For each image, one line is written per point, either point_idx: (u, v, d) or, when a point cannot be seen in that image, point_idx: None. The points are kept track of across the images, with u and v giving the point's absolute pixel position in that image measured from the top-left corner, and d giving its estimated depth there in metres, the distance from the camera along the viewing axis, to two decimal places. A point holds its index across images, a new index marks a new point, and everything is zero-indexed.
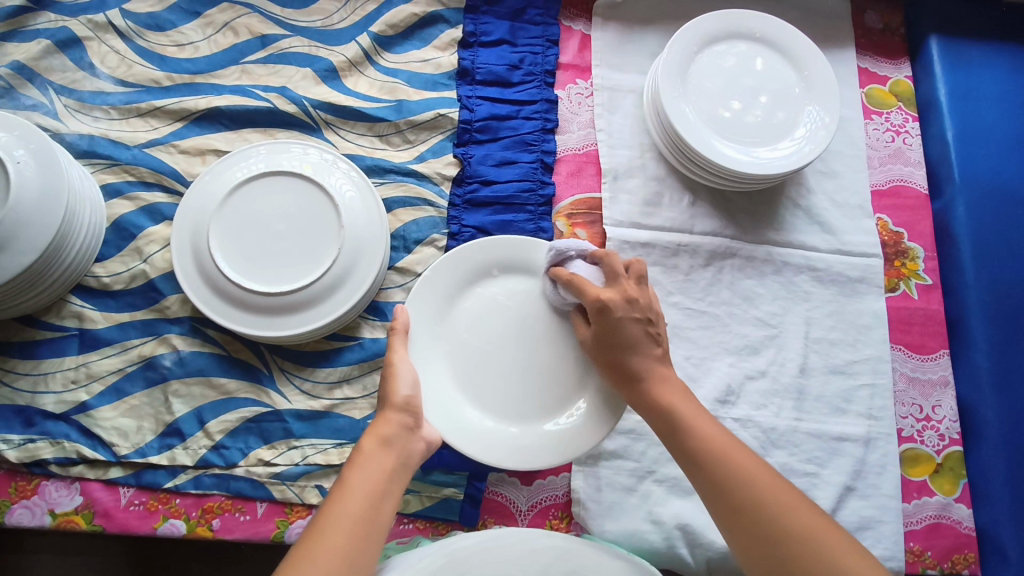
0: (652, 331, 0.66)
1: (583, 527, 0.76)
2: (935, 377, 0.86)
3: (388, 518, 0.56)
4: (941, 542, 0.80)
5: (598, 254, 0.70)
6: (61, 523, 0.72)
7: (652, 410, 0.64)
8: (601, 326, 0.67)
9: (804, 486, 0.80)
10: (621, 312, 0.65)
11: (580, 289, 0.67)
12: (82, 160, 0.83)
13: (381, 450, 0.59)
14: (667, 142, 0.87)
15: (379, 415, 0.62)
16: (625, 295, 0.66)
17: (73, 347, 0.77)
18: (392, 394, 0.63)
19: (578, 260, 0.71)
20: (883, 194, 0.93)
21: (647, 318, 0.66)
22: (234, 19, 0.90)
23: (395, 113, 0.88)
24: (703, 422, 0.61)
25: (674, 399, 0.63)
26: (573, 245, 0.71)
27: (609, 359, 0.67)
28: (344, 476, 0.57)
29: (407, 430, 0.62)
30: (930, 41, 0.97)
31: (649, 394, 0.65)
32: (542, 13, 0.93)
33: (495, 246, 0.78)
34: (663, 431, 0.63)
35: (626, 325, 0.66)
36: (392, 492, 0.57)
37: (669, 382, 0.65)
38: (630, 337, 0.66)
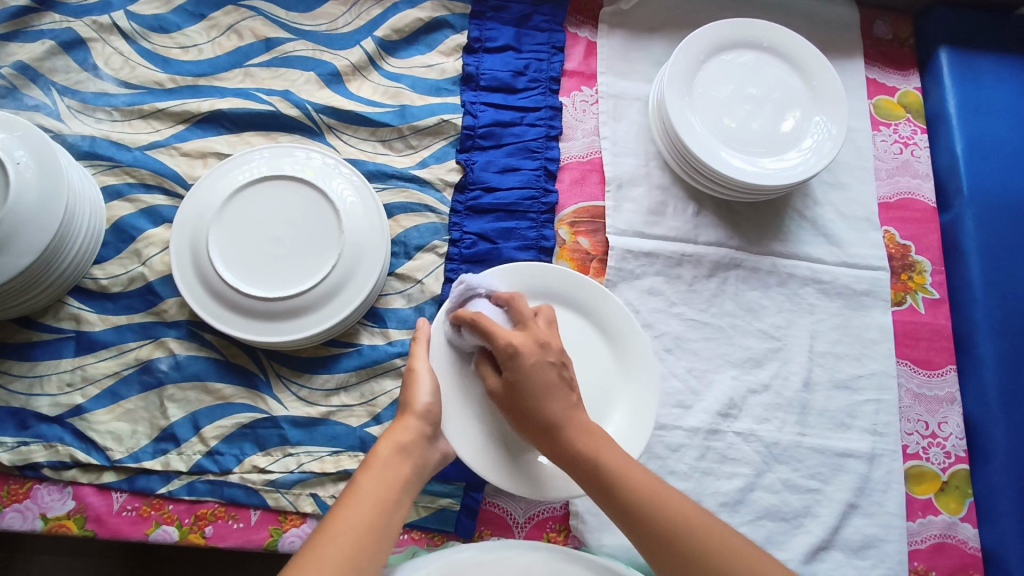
0: (566, 374, 0.60)
1: (581, 540, 0.75)
2: (942, 393, 0.85)
3: (398, 527, 0.55)
4: (946, 562, 0.79)
5: (502, 296, 0.65)
6: (54, 528, 0.71)
7: (577, 464, 0.58)
8: (513, 375, 0.59)
9: (807, 502, 0.79)
10: (532, 357, 0.59)
11: (489, 332, 0.60)
12: (84, 161, 0.83)
13: (396, 456, 0.58)
14: (673, 151, 0.86)
15: (398, 420, 0.61)
16: (538, 339, 0.61)
17: (69, 349, 0.77)
18: (414, 400, 0.62)
19: (483, 298, 0.66)
20: (890, 206, 0.91)
21: (560, 362, 0.61)
22: (238, 22, 0.90)
23: (399, 118, 0.88)
24: (631, 468, 0.56)
25: (601, 448, 0.58)
26: (483, 283, 0.67)
27: (522, 411, 0.60)
28: (357, 481, 0.56)
29: (425, 438, 0.61)
30: (941, 52, 0.96)
31: (570, 446, 0.58)
32: (548, 20, 0.93)
33: (530, 269, 0.74)
34: (590, 486, 0.57)
35: (540, 369, 0.59)
36: (405, 501, 0.57)
37: (591, 432, 0.59)
38: (544, 382, 0.59)
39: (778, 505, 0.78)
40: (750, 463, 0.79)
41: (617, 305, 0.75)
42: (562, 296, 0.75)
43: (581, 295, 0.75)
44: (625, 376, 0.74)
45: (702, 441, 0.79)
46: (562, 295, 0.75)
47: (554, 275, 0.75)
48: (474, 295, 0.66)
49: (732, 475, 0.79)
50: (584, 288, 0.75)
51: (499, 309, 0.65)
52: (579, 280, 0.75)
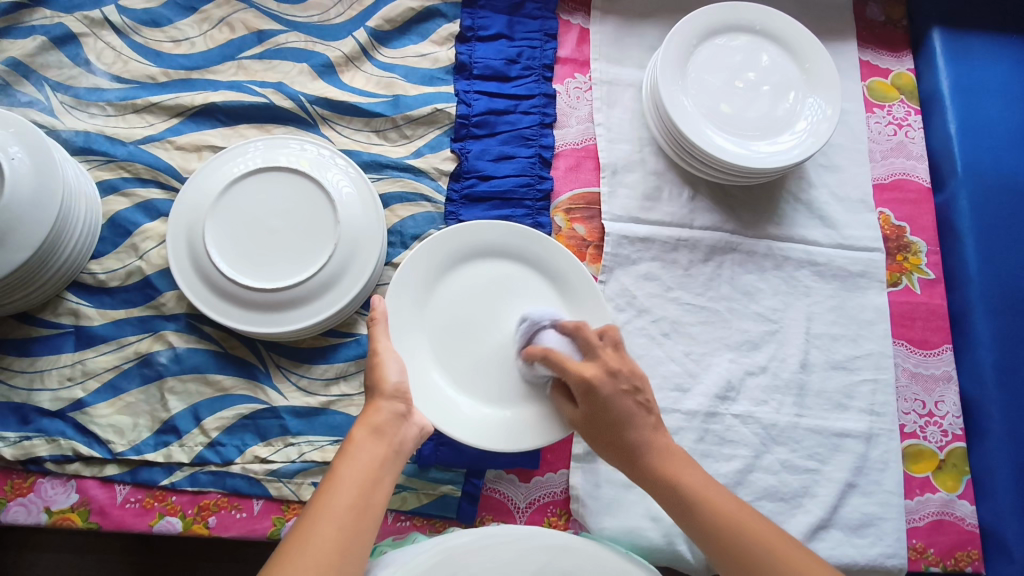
0: (641, 400, 0.64)
1: (582, 524, 0.76)
2: (938, 372, 0.85)
3: (382, 506, 0.55)
4: (944, 539, 0.80)
5: (569, 327, 0.69)
6: (57, 521, 0.72)
7: (662, 489, 0.62)
8: (588, 405, 0.65)
9: (805, 482, 0.79)
10: (606, 388, 0.64)
11: (561, 367, 0.66)
12: (79, 157, 0.83)
13: (371, 438, 0.58)
14: (666, 136, 0.86)
15: (370, 403, 0.62)
16: (608, 367, 0.65)
17: (69, 344, 0.77)
18: (382, 381, 0.63)
19: (550, 330, 0.71)
20: (885, 187, 0.92)
21: (634, 388, 0.64)
22: (230, 14, 0.90)
23: (393, 108, 0.88)
24: (709, 489, 0.60)
25: (679, 470, 0.62)
26: (545, 316, 0.72)
27: (605, 439, 0.65)
28: (335, 467, 0.56)
29: (400, 417, 0.61)
30: (933, 33, 0.96)
31: (654, 471, 0.62)
32: (541, 6, 0.92)
33: (494, 229, 0.78)
34: (678, 514, 0.61)
35: (616, 399, 0.64)
36: (386, 480, 0.57)
37: (670, 454, 0.63)
38: (620, 411, 0.63)
39: (777, 486, 0.79)
40: (749, 445, 0.80)
41: (568, 257, 0.77)
42: (513, 251, 0.79)
43: (530, 249, 0.78)
44: (578, 322, 0.77)
45: (700, 424, 0.80)
46: (517, 252, 0.79)
47: (502, 232, 0.78)
48: (540, 328, 0.71)
49: (730, 457, 0.79)
50: (534, 242, 0.78)
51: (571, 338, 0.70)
52: (528, 233, 0.78)
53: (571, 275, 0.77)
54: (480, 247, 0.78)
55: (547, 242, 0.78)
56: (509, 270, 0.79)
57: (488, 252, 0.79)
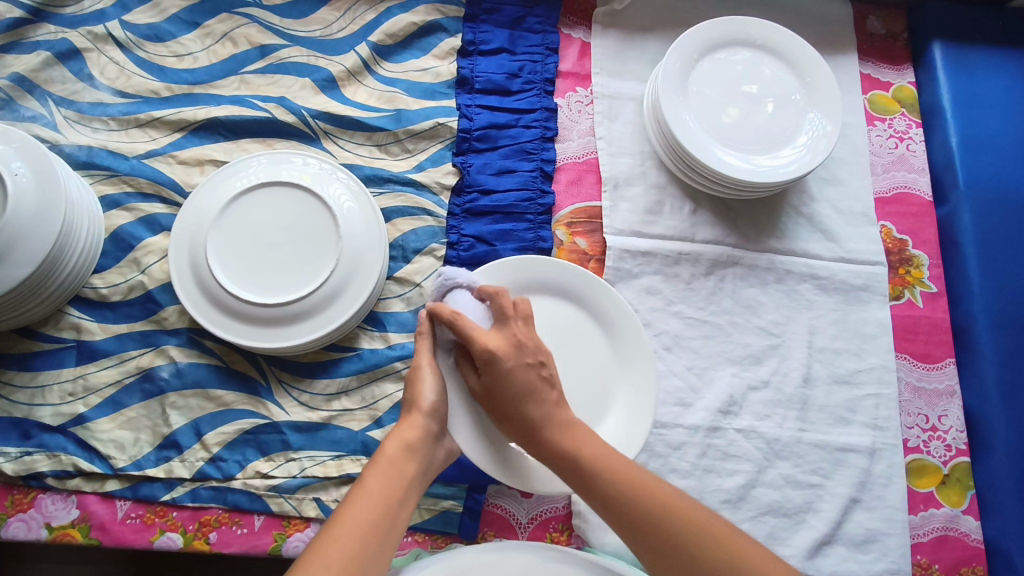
0: (545, 373, 0.61)
1: (584, 540, 0.75)
2: (941, 386, 0.85)
3: (404, 525, 0.56)
4: (949, 555, 0.79)
5: (488, 291, 0.65)
6: (58, 537, 0.72)
7: (557, 459, 0.59)
8: (490, 377, 0.61)
9: (809, 498, 0.79)
10: (511, 360, 0.60)
11: (462, 332, 0.61)
12: (81, 171, 0.83)
13: (402, 455, 0.58)
14: (667, 149, 0.86)
15: (404, 418, 0.61)
16: (514, 339, 0.61)
17: (71, 359, 0.77)
18: (420, 399, 0.62)
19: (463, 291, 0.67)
20: (886, 201, 0.92)
21: (538, 362, 0.61)
22: (232, 29, 0.90)
23: (394, 122, 0.88)
24: (611, 459, 0.58)
25: (580, 442, 0.59)
26: (463, 276, 0.67)
27: (502, 411, 0.61)
28: (364, 479, 0.56)
29: (431, 437, 0.62)
30: (934, 46, 0.96)
31: (554, 445, 0.59)
32: (541, 21, 0.93)
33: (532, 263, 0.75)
34: (574, 482, 0.58)
35: (518, 372, 0.60)
36: (409, 501, 0.57)
37: (572, 426, 0.61)
38: (523, 384, 0.60)
39: (780, 501, 0.78)
40: (752, 460, 0.79)
41: (614, 298, 0.76)
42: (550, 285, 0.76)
43: (580, 287, 0.76)
44: (624, 366, 0.75)
45: (702, 439, 0.80)
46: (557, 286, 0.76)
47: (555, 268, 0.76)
48: (454, 287, 0.67)
49: (733, 472, 0.79)
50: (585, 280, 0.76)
51: (482, 303, 0.66)
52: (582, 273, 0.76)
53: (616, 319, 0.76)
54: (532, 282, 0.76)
55: (597, 283, 0.76)
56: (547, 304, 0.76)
57: (538, 287, 0.76)
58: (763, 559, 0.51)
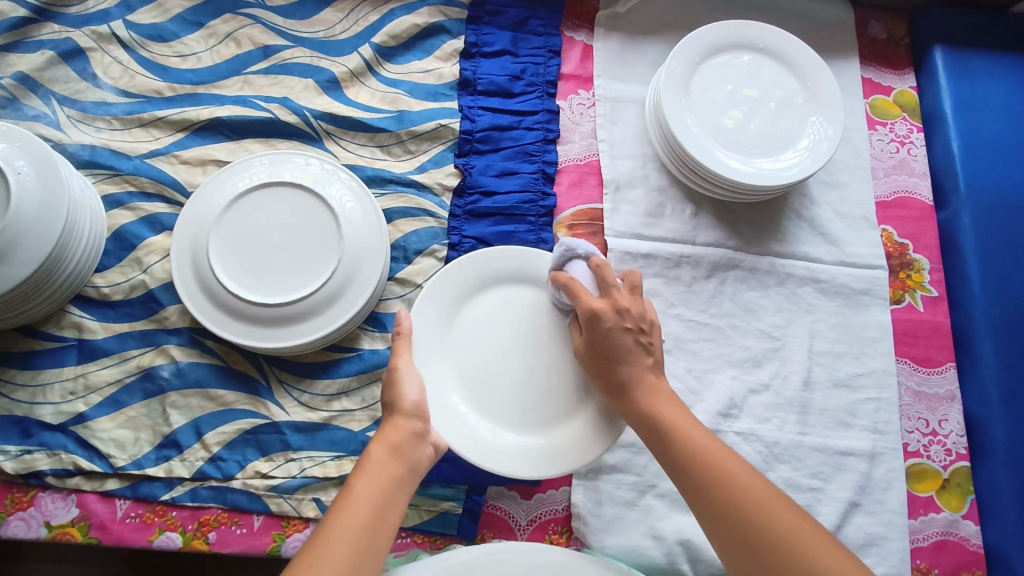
0: (643, 340, 0.66)
1: (583, 542, 0.75)
2: (941, 391, 0.85)
3: (396, 522, 0.55)
4: (949, 560, 0.79)
5: (595, 262, 0.69)
6: (57, 536, 0.72)
7: (642, 420, 0.63)
8: (590, 334, 0.67)
9: (808, 501, 0.79)
10: (610, 322, 0.66)
11: (574, 296, 0.68)
12: (84, 170, 0.83)
13: (388, 454, 0.58)
14: (669, 151, 0.87)
15: (389, 421, 0.62)
16: (615, 305, 0.66)
17: (72, 358, 0.77)
18: (401, 399, 0.63)
19: (580, 261, 0.71)
20: (887, 205, 0.92)
21: (637, 328, 0.66)
22: (236, 30, 0.91)
23: (396, 124, 0.88)
24: (692, 429, 0.61)
25: (663, 409, 0.63)
26: (582, 246, 0.71)
27: (601, 367, 0.67)
28: (352, 484, 0.56)
29: (418, 436, 0.61)
30: (936, 51, 0.96)
31: (639, 406, 0.64)
32: (544, 24, 0.93)
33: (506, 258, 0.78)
34: (654, 445, 0.62)
35: (616, 333, 0.65)
36: (401, 498, 0.57)
37: (660, 395, 0.64)
38: (621, 345, 0.65)
39: None
40: (752, 463, 0.79)
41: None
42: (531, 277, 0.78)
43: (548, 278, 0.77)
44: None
45: None
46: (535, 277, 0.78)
47: (522, 260, 0.78)
48: (574, 257, 0.70)
49: None
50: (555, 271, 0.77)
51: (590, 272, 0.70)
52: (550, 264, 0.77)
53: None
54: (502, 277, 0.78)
55: None
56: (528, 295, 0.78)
57: (507, 281, 0.78)
58: (819, 543, 0.52)
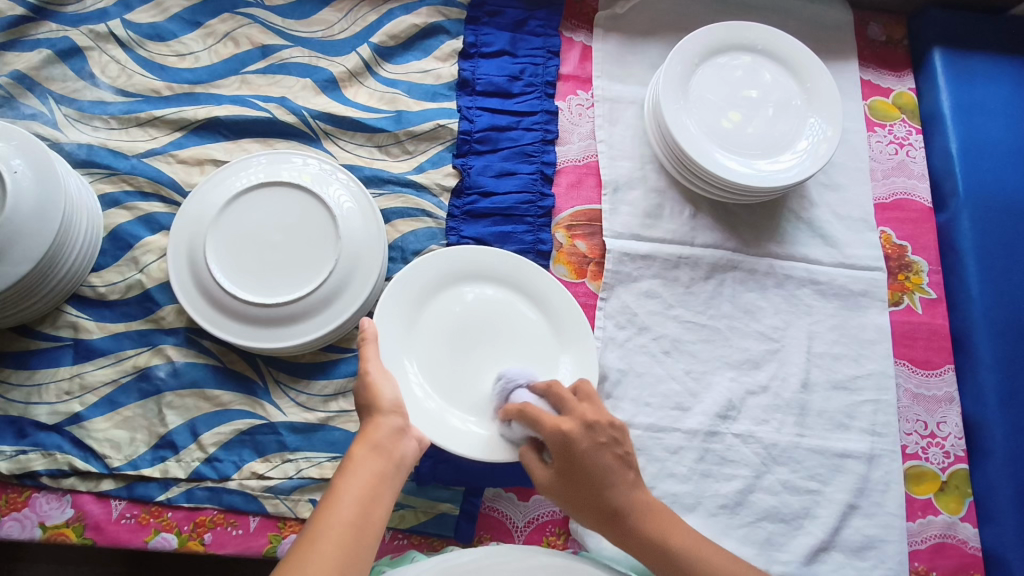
0: (620, 453, 0.61)
1: (581, 544, 0.75)
2: (940, 393, 0.85)
3: (382, 521, 0.55)
4: (947, 563, 0.79)
5: (544, 386, 0.65)
6: (52, 537, 0.71)
7: (646, 546, 0.60)
8: (564, 462, 0.60)
9: (807, 503, 0.79)
10: (584, 442, 0.60)
11: (536, 421, 0.62)
12: (81, 169, 0.83)
13: (372, 452, 0.57)
14: (667, 152, 0.86)
15: (370, 419, 0.60)
16: (584, 420, 0.61)
17: (68, 357, 0.77)
18: (378, 398, 0.61)
19: (524, 390, 0.68)
20: (886, 207, 0.92)
21: (612, 440, 0.61)
22: (234, 29, 0.90)
23: (395, 124, 0.88)
24: (677, 531, 0.61)
25: (664, 529, 0.61)
26: (522, 375, 0.70)
27: (580, 497, 0.61)
28: (336, 483, 0.55)
29: (400, 431, 0.60)
30: (934, 53, 0.97)
31: (641, 531, 0.60)
32: (543, 24, 0.93)
33: (479, 253, 0.79)
34: (663, 569, 0.60)
35: (592, 453, 0.60)
36: (386, 494, 0.56)
37: (649, 511, 0.61)
38: (599, 467, 0.60)
39: (778, 507, 0.78)
40: (750, 464, 0.79)
41: (552, 282, 0.78)
42: (498, 275, 0.79)
43: (513, 272, 0.79)
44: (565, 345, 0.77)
45: (701, 443, 0.79)
46: (503, 276, 0.79)
47: (487, 255, 0.79)
48: (516, 387, 0.69)
49: (732, 478, 0.78)
50: (520, 265, 0.79)
51: (540, 398, 0.66)
52: (513, 259, 0.79)
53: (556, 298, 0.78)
54: (467, 272, 0.79)
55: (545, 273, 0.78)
56: (494, 293, 0.79)
57: (471, 277, 0.79)
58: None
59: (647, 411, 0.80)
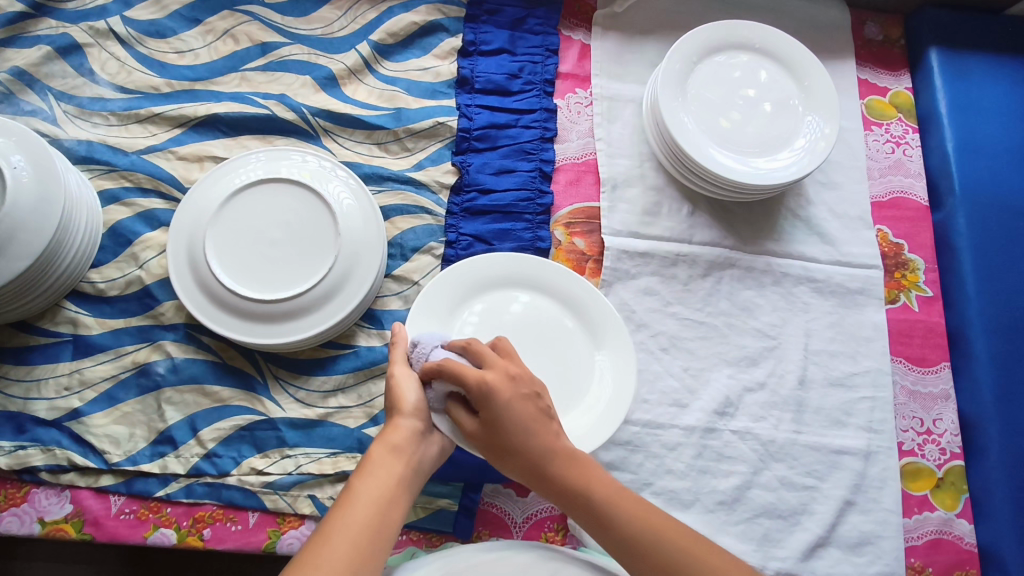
0: (543, 405, 0.58)
1: (579, 540, 0.75)
2: (936, 390, 0.85)
3: (398, 524, 0.54)
4: (943, 558, 0.79)
5: (458, 344, 0.60)
6: (51, 532, 0.71)
7: (575, 501, 0.57)
8: (488, 414, 0.56)
9: (803, 500, 0.79)
10: (507, 392, 0.56)
11: (458, 374, 0.56)
12: (81, 166, 0.83)
13: (389, 455, 0.56)
14: (666, 151, 0.87)
15: (389, 420, 0.59)
16: (506, 372, 0.57)
17: (67, 353, 0.77)
18: (401, 400, 0.59)
19: (439, 349, 0.62)
20: (883, 205, 0.92)
21: (534, 393, 0.58)
22: (234, 26, 0.91)
23: (394, 121, 0.88)
24: (620, 496, 0.57)
25: (590, 480, 0.57)
26: (434, 339, 0.63)
27: (504, 448, 0.56)
28: (353, 483, 0.55)
29: (419, 434, 0.59)
30: (931, 52, 0.97)
31: (565, 482, 0.57)
32: (542, 23, 0.94)
33: (529, 263, 0.78)
34: (594, 527, 0.56)
35: (516, 404, 0.56)
36: (403, 497, 0.56)
37: (578, 463, 0.58)
38: (524, 418, 0.56)
39: (775, 503, 0.78)
40: (747, 461, 0.80)
41: (599, 298, 0.77)
42: (548, 288, 0.78)
43: (559, 283, 0.78)
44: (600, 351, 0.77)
45: (699, 440, 0.80)
46: (553, 290, 0.78)
47: (531, 263, 0.78)
48: (431, 351, 0.62)
49: (729, 474, 0.79)
50: (557, 274, 0.78)
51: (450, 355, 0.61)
52: (552, 269, 0.78)
53: (592, 308, 0.77)
54: (502, 280, 0.78)
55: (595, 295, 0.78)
56: (540, 305, 0.78)
57: (505, 284, 0.79)
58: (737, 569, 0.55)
59: (646, 408, 0.80)
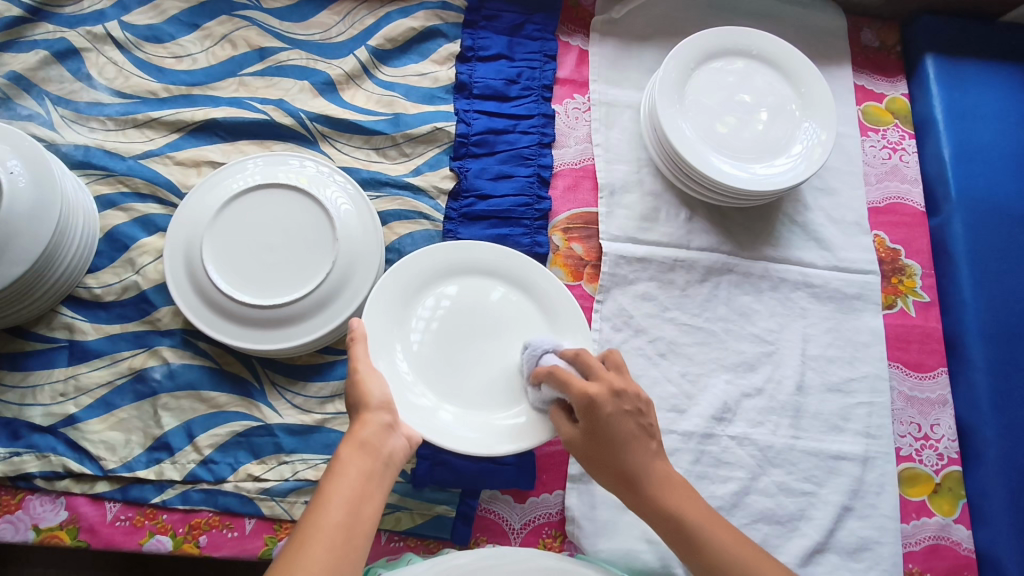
0: (643, 422, 0.62)
1: (577, 546, 0.75)
2: (933, 396, 0.86)
3: (372, 519, 0.54)
4: (941, 564, 0.79)
5: (570, 353, 0.67)
6: (45, 539, 0.71)
7: (658, 514, 0.61)
8: (589, 424, 0.62)
9: (802, 505, 0.79)
10: (610, 407, 0.61)
11: (565, 382, 0.63)
12: (77, 170, 0.83)
13: (358, 452, 0.57)
14: (663, 156, 0.87)
15: (357, 418, 0.61)
16: (611, 387, 0.63)
17: (62, 359, 0.77)
18: (367, 395, 0.61)
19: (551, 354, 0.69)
20: (880, 211, 0.93)
21: (636, 410, 0.62)
22: (232, 31, 0.91)
23: (392, 126, 0.88)
24: (710, 519, 0.61)
25: (683, 501, 0.61)
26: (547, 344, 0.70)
27: (603, 459, 0.62)
28: (324, 484, 0.55)
29: (386, 428, 0.60)
30: (927, 59, 0.98)
31: (653, 498, 0.61)
32: (540, 28, 0.94)
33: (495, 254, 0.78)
34: (676, 543, 0.61)
35: (618, 419, 0.61)
36: (376, 494, 0.56)
37: (670, 482, 0.62)
38: (624, 432, 0.61)
39: (773, 508, 0.78)
40: (745, 467, 0.79)
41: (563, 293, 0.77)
42: (515, 278, 0.78)
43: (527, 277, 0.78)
44: (526, 279, 0.78)
45: (696, 445, 0.79)
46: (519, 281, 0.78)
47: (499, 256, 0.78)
48: (542, 353, 0.69)
49: (726, 480, 0.79)
50: (473, 251, 0.78)
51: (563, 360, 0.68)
52: (410, 259, 0.76)
53: (485, 253, 0.79)
54: (433, 274, 0.77)
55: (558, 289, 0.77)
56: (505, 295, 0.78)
57: (472, 273, 0.79)
58: None
59: None
